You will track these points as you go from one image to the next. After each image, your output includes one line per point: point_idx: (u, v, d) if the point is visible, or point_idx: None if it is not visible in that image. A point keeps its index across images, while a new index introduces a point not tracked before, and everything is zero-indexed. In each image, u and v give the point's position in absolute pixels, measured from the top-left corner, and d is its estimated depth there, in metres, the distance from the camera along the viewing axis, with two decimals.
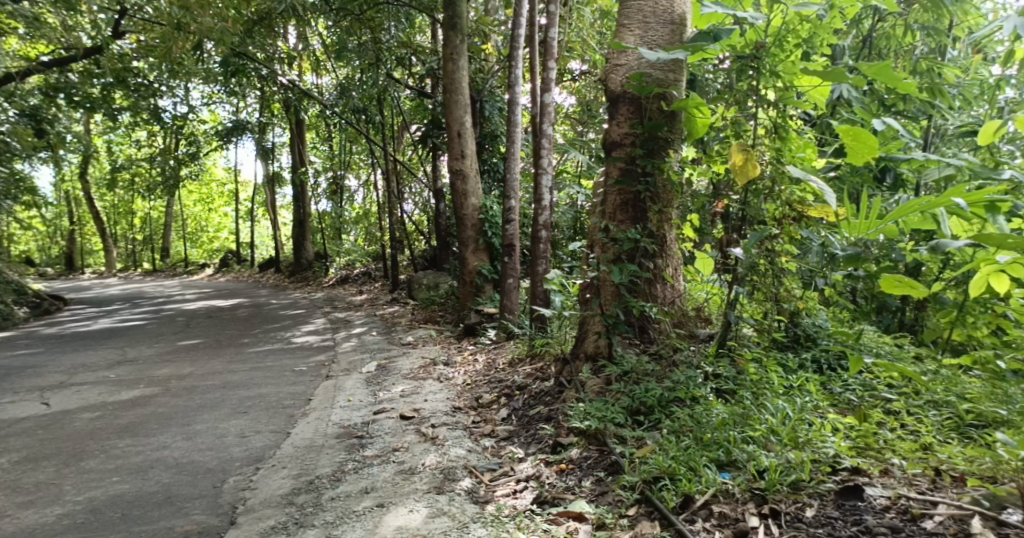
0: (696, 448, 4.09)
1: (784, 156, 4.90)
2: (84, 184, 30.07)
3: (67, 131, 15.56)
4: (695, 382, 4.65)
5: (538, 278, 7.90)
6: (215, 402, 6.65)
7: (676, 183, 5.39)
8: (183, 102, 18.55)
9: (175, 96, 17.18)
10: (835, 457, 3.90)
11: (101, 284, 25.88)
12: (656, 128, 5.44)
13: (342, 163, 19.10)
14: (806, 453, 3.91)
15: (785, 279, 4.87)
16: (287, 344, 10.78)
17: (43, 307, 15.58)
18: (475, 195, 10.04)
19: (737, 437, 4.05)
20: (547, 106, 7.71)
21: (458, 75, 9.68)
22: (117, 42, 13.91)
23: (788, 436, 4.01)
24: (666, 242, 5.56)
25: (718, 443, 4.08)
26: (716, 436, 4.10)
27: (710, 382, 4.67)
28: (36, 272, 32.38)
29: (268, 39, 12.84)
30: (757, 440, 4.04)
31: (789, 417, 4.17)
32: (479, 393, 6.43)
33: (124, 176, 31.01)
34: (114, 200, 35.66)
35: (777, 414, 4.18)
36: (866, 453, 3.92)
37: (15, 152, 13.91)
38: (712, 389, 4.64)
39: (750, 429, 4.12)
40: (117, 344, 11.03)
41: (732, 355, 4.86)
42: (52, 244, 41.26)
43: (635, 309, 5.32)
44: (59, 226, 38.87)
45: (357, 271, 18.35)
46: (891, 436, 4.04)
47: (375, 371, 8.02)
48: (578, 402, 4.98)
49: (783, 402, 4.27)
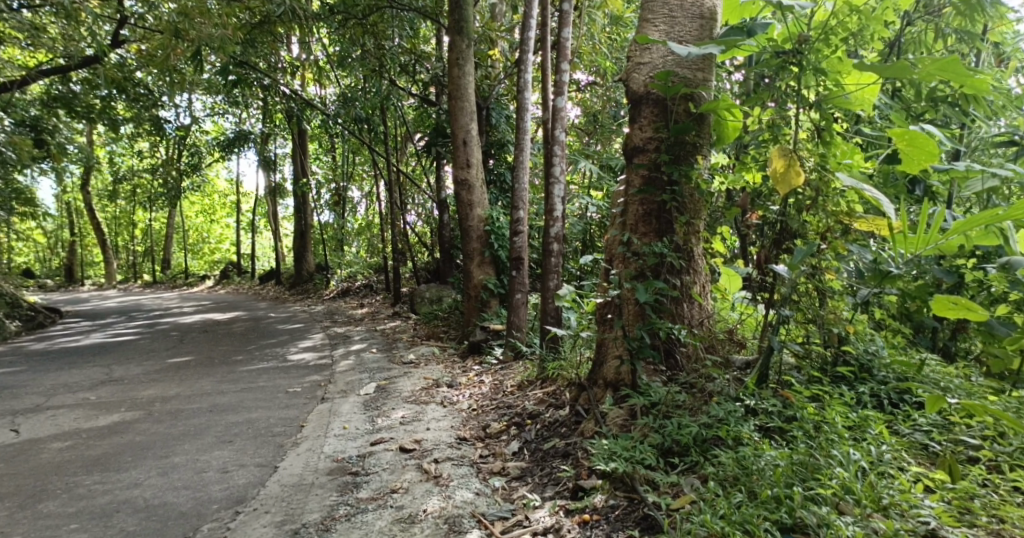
0: (751, 506, 3.55)
1: (829, 162, 4.41)
2: (85, 195, 29.63)
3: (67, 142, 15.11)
4: (738, 419, 4.13)
5: (549, 294, 7.35)
6: (200, 429, 6.12)
7: (705, 192, 4.86)
8: (183, 112, 18.11)
9: (176, 107, 16.76)
10: (934, 529, 3.33)
11: (100, 297, 25.53)
12: (684, 131, 4.94)
13: (344, 174, 18.66)
14: (895, 522, 3.36)
15: (835, 300, 4.42)
16: (283, 362, 10.26)
17: (37, 320, 15.06)
18: (481, 206, 9.55)
19: (802, 495, 3.51)
20: (559, 111, 7.21)
21: (464, 81, 9.16)
22: (115, 50, 13.50)
23: (867, 497, 3.47)
24: (694, 258, 5.06)
25: (778, 500, 3.55)
26: (777, 493, 3.56)
27: (753, 419, 4.14)
28: (35, 284, 31.92)
29: (270, 48, 12.39)
30: (828, 501, 3.49)
31: (863, 471, 3.62)
32: (486, 421, 5.90)
33: (124, 187, 30.65)
34: (116, 212, 35.26)
35: (848, 467, 3.62)
36: (970, 522, 3.36)
37: (12, 163, 13.44)
38: (758, 427, 4.11)
39: (818, 485, 3.57)
40: (106, 362, 10.53)
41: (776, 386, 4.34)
42: (54, 255, 40.89)
43: (663, 331, 4.77)
44: (59, 237, 38.48)
45: (359, 283, 17.87)
46: (993, 498, 3.48)
47: (374, 393, 7.49)
48: (600, 438, 4.47)
49: (853, 451, 3.71)
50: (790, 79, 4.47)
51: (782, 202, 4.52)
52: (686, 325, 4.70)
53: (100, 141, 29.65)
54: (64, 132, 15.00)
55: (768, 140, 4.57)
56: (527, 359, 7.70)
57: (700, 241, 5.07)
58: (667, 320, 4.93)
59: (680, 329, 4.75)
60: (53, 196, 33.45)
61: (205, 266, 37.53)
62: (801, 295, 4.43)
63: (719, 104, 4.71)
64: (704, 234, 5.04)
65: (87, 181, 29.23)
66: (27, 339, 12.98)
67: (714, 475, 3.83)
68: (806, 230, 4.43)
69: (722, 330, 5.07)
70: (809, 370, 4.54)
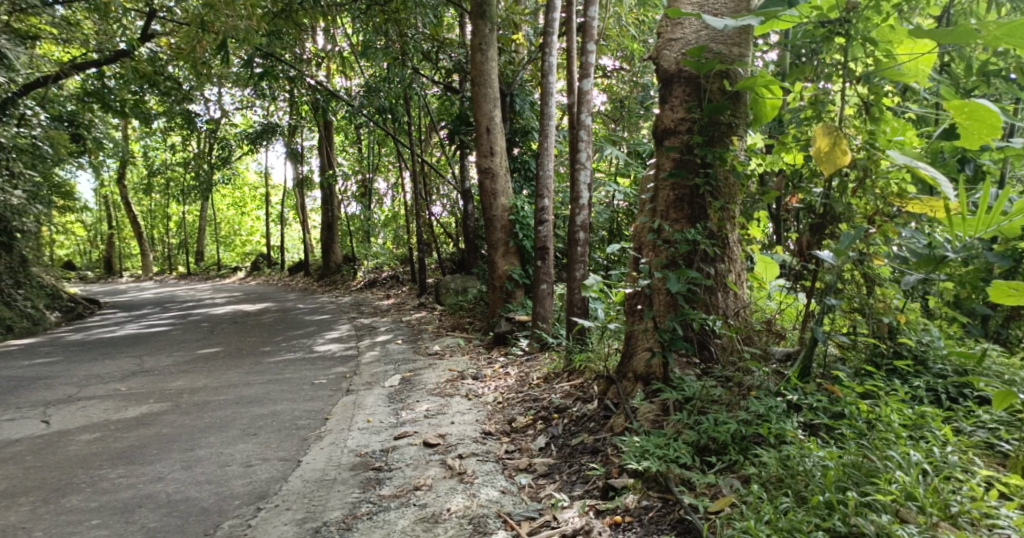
0: (800, 512, 3.31)
1: (878, 140, 4.24)
2: (119, 189, 29.93)
3: (101, 137, 15.15)
4: (781, 415, 3.89)
5: (575, 284, 7.12)
6: (224, 421, 6.01)
7: (741, 175, 4.61)
8: (212, 105, 18.10)
9: (205, 100, 16.77)
10: None
11: (135, 289, 25.76)
12: (719, 112, 4.66)
13: (370, 166, 18.56)
14: (966, 532, 3.10)
15: (884, 288, 4.16)
16: (309, 353, 10.16)
17: (76, 311, 15.19)
18: (505, 195, 9.32)
19: (858, 501, 3.26)
20: (585, 94, 6.96)
21: (487, 67, 8.95)
22: (144, 43, 13.45)
23: (932, 504, 3.21)
24: (728, 245, 4.82)
25: (830, 506, 3.30)
26: (829, 499, 3.31)
27: (798, 416, 3.89)
28: (73, 277, 32.34)
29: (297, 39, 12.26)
30: (888, 508, 3.23)
31: (926, 474, 3.35)
32: (511, 415, 5.71)
33: (156, 181, 30.90)
34: (150, 205, 35.62)
35: (909, 470, 3.35)
36: None
37: (48, 158, 13.45)
38: (802, 424, 3.86)
39: (876, 490, 3.31)
40: (135, 354, 10.50)
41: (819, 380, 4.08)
42: (92, 248, 41.54)
43: (696, 322, 4.53)
44: (96, 231, 39.00)
45: (385, 274, 17.78)
46: None
47: (399, 386, 7.33)
48: (631, 435, 4.25)
49: (914, 452, 3.44)
50: (834, 54, 4.34)
51: (826, 183, 4.32)
52: (720, 316, 4.45)
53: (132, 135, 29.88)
54: (98, 127, 15.02)
55: (808, 117, 4.39)
56: (554, 351, 7.50)
57: (736, 227, 4.85)
58: (701, 311, 4.68)
59: (714, 320, 4.50)
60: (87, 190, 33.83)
61: (235, 258, 37.80)
62: (845, 281, 4.18)
63: (755, 81, 4.50)
64: (740, 218, 4.83)
65: (121, 175, 29.49)
66: (60, 331, 13.04)
67: (756, 476, 3.60)
68: (853, 211, 4.25)
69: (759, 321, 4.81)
70: (856, 362, 4.27)
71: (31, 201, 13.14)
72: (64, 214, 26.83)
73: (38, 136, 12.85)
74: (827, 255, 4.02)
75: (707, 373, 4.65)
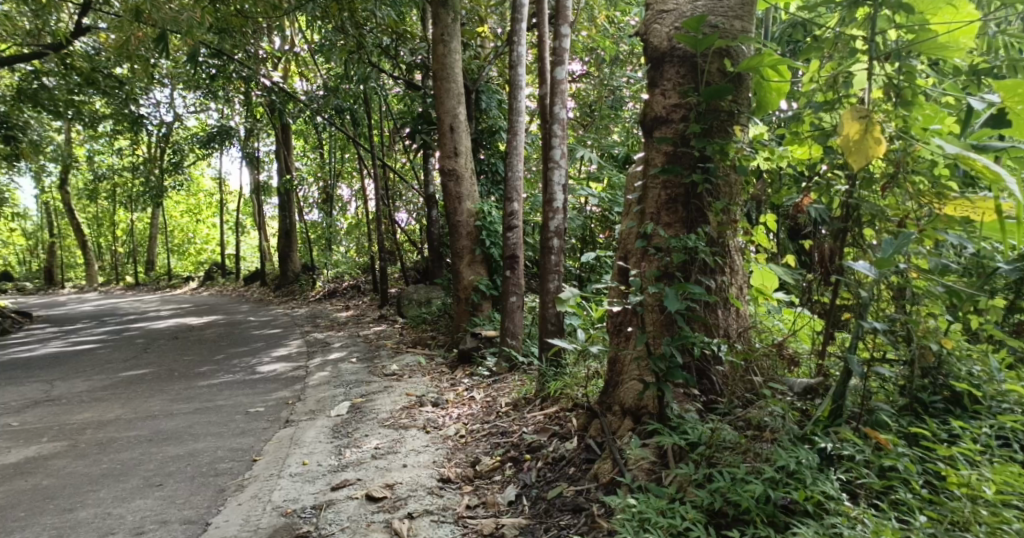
0: None
1: (912, 128, 3.41)
2: (65, 196, 28.42)
3: (38, 138, 14.09)
4: (816, 473, 3.21)
5: (548, 297, 6.30)
6: (129, 470, 5.29)
7: (746, 170, 3.88)
8: (160, 107, 17.00)
9: (153, 101, 15.68)
10: None
11: (79, 300, 24.35)
12: (719, 96, 3.95)
13: (331, 172, 17.60)
14: None
15: (924, 304, 3.39)
16: (250, 374, 9.22)
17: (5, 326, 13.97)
18: (471, 199, 8.48)
19: None
20: (558, 83, 6.17)
21: (450, 60, 8.13)
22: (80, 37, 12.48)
23: None
24: (729, 254, 4.12)
25: None
26: None
27: (840, 475, 3.23)
28: (13, 289, 30.69)
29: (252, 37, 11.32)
30: None
31: None
32: (476, 453, 4.90)
33: (105, 188, 29.47)
34: (98, 211, 34.01)
35: None
36: None
37: None
38: (843, 485, 3.24)
39: None
40: (53, 377, 9.46)
41: (856, 425, 3.39)
42: (35, 257, 39.78)
43: (697, 347, 3.75)
44: (41, 238, 37.23)
45: (346, 284, 16.81)
46: None
47: (347, 414, 6.45)
48: (623, 493, 3.54)
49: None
50: (854, 25, 3.57)
51: (850, 179, 3.53)
52: (727, 340, 3.71)
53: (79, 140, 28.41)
54: (35, 128, 13.95)
55: (819, 101, 3.64)
56: (525, 373, 6.70)
57: (736, 232, 4.14)
58: (699, 332, 3.96)
59: (717, 345, 3.74)
60: (32, 197, 32.17)
61: (190, 267, 36.28)
62: (876, 297, 3.43)
63: (761, 60, 3.79)
64: (741, 222, 4.11)
65: (66, 182, 27.96)
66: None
67: None
68: (885, 209, 3.43)
69: (767, 342, 4.01)
70: (896, 401, 3.53)
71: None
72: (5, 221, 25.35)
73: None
74: (864, 265, 3.25)
75: (709, 407, 3.88)
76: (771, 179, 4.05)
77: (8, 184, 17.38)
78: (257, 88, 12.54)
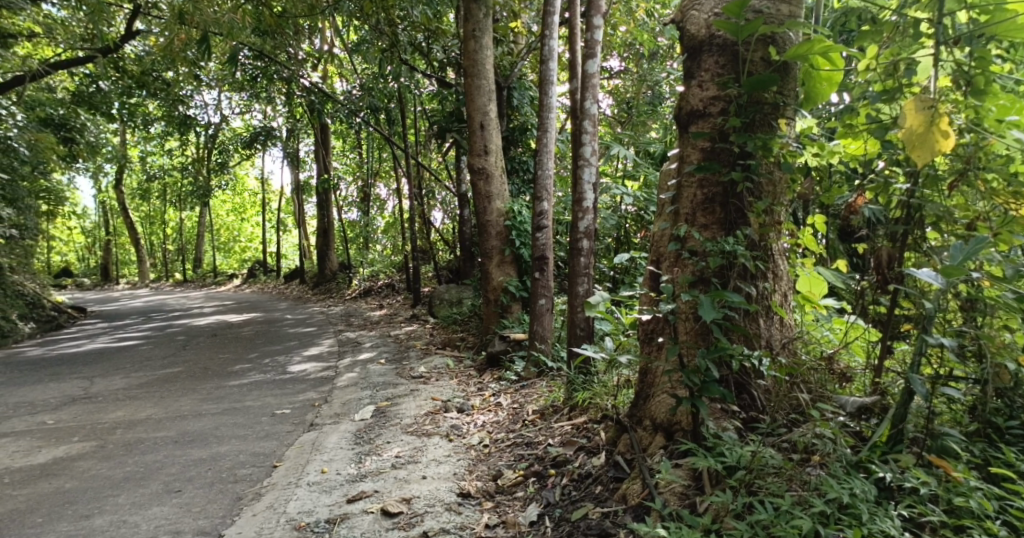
0: None
1: (985, 120, 3.12)
2: (118, 195, 29.03)
3: (95, 140, 14.30)
4: (873, 509, 2.92)
5: (577, 301, 6.04)
6: (150, 473, 5.16)
7: (791, 168, 3.58)
8: (207, 109, 17.14)
9: (198, 103, 15.83)
10: None
11: (128, 297, 24.78)
12: (763, 87, 3.64)
13: (368, 171, 17.53)
14: None
15: (998, 316, 3.08)
16: (281, 374, 9.12)
17: (59, 322, 14.13)
18: (501, 198, 8.24)
19: None
20: (589, 76, 5.88)
21: (481, 56, 7.91)
22: (131, 43, 12.83)
23: None
24: (774, 260, 3.84)
25: None
26: None
27: (902, 511, 2.93)
28: (69, 285, 31.48)
29: (295, 40, 11.31)
30: None
31: None
32: (499, 465, 4.67)
33: (156, 186, 30.01)
34: (149, 210, 34.70)
35: None
36: None
37: (26, 161, 12.45)
38: (906, 522, 2.93)
39: None
40: (93, 374, 9.48)
41: (920, 452, 3.08)
42: (90, 255, 40.80)
43: (735, 360, 3.47)
44: (95, 236, 38.13)
45: (381, 283, 16.72)
46: None
47: (371, 419, 6.26)
48: (652, 518, 3.28)
49: None
50: (918, 6, 3.22)
51: (912, 177, 3.21)
52: (769, 354, 3.42)
53: (131, 139, 28.92)
54: (91, 130, 14.16)
55: (877, 91, 3.32)
56: (553, 379, 6.44)
57: (780, 234, 3.85)
58: (738, 343, 3.66)
59: (758, 358, 3.45)
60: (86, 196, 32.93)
61: (235, 265, 36.76)
62: (943, 311, 3.13)
63: (810, 47, 3.48)
64: (786, 223, 3.83)
65: (120, 181, 28.51)
66: (25, 343, 12.05)
67: None
68: (952, 210, 3.12)
69: (814, 355, 3.71)
70: (967, 424, 3.20)
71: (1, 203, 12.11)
72: (60, 221, 25.94)
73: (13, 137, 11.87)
74: (929, 274, 2.93)
75: (749, 425, 3.57)
76: (818, 177, 3.82)
77: (65, 185, 17.75)
78: (297, 88, 12.47)
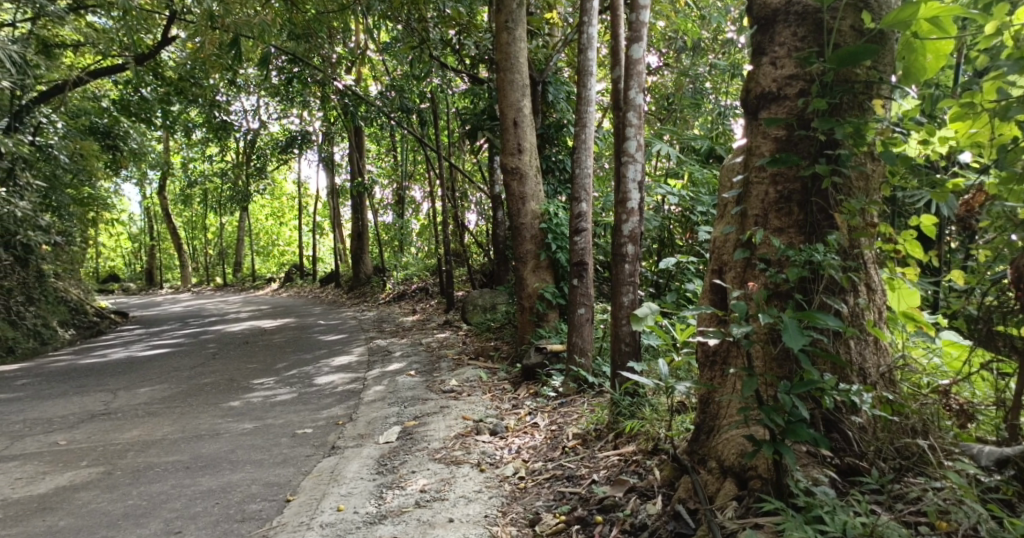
0: None
1: None
2: (160, 202, 28.96)
3: (138, 147, 14.07)
4: None
5: (621, 313, 5.38)
6: (151, 508, 4.68)
7: (895, 157, 2.98)
8: (245, 114, 16.80)
9: (235, 109, 15.49)
10: None
11: (172, 300, 24.66)
12: (853, 62, 2.98)
13: (402, 173, 16.99)
14: None
15: None
16: (307, 386, 8.64)
17: (98, 328, 13.64)
18: (536, 199, 7.63)
19: None
20: (634, 63, 5.25)
21: (515, 48, 7.32)
22: (170, 49, 12.44)
23: None
24: (869, 274, 3.21)
25: None
26: None
27: None
28: (117, 290, 31.59)
29: (336, 43, 10.80)
30: None
31: None
32: (536, 506, 4.09)
33: (197, 191, 29.94)
34: (192, 215, 34.72)
35: None
36: None
37: (66, 169, 12.05)
38: None
39: None
40: (118, 386, 9.07)
41: None
42: (136, 258, 41.05)
43: (827, 396, 2.87)
44: (140, 240, 38.25)
45: (415, 286, 16.21)
46: None
47: (397, 441, 5.71)
48: None
49: None
50: None
51: None
52: (872, 387, 2.84)
53: (172, 144, 28.82)
54: (135, 137, 13.93)
55: (1010, 60, 2.72)
56: (595, 398, 5.83)
57: (873, 241, 3.23)
58: (826, 372, 3.07)
59: (855, 394, 2.88)
60: (132, 202, 33.04)
61: (274, 268, 36.56)
62: None
63: (915, 10, 2.83)
64: (881, 226, 3.21)
65: (163, 187, 28.43)
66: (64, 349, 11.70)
67: None
68: None
69: (918, 385, 3.18)
70: None
71: (42, 211, 11.77)
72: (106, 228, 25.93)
73: (54, 145, 11.48)
74: None
75: (846, 474, 3.03)
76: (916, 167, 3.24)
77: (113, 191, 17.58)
78: (332, 91, 11.76)
